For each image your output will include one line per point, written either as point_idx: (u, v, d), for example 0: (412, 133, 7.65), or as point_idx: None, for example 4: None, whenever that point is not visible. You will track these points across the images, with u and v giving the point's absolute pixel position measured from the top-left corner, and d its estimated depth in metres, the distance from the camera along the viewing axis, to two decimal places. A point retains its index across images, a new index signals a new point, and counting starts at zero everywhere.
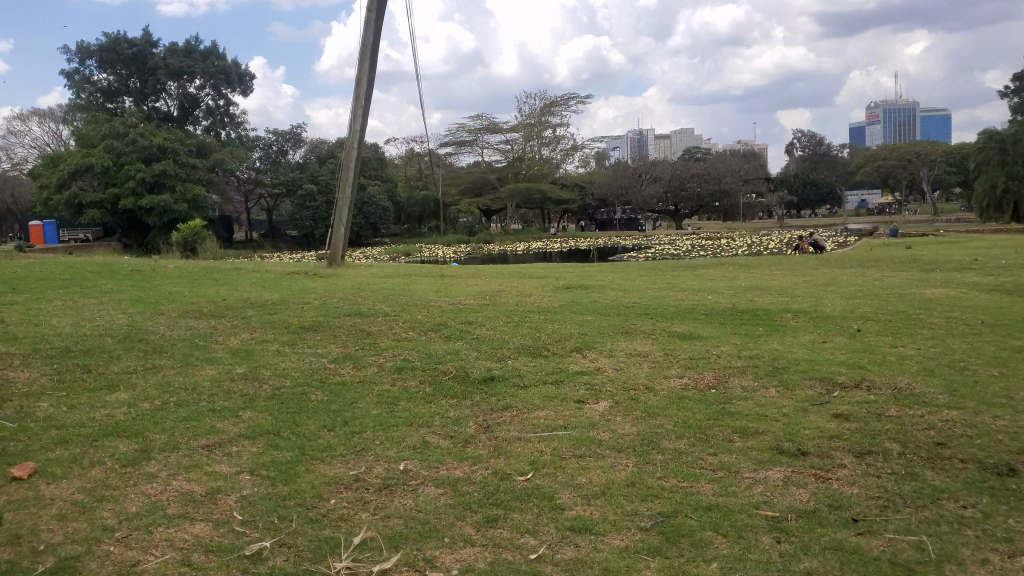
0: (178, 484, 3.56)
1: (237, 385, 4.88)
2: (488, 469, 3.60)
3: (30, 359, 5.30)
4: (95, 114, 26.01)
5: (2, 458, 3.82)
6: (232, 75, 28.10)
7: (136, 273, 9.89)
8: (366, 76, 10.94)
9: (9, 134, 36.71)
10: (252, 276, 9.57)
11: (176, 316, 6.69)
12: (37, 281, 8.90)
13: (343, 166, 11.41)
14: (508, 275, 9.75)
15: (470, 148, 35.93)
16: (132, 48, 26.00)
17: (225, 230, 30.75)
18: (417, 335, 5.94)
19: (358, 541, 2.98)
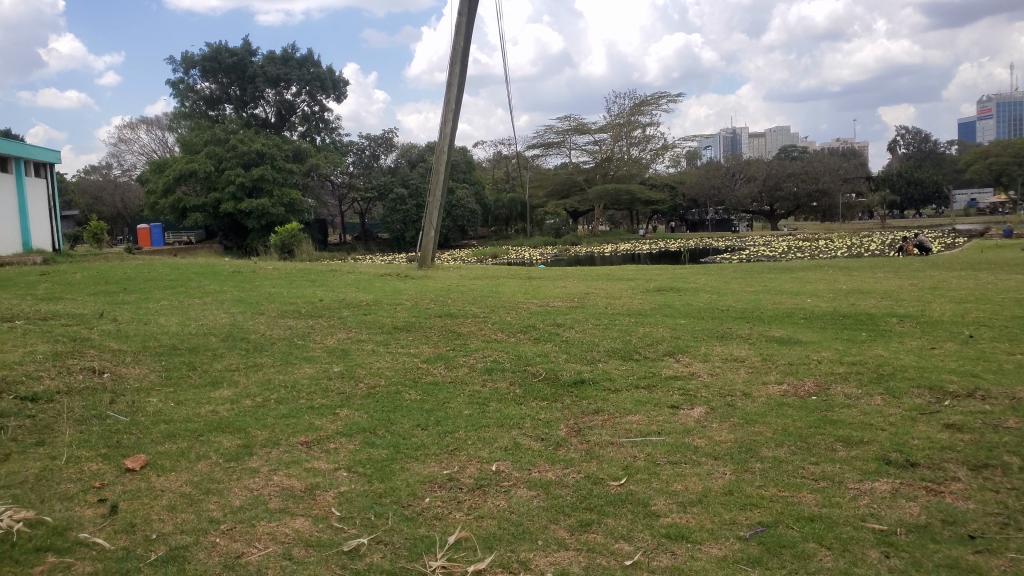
0: (279, 479, 3.67)
1: (334, 384, 5.00)
2: (580, 473, 3.57)
3: (141, 356, 5.57)
4: (199, 122, 27.21)
5: (118, 450, 4.03)
6: (326, 82, 28.86)
7: (237, 274, 10.29)
8: (457, 80, 11.07)
9: (120, 142, 38.77)
10: (347, 278, 9.82)
11: (275, 316, 6.91)
12: (147, 282, 9.35)
13: (434, 169, 11.58)
14: (599, 278, 9.68)
15: (557, 150, 35.92)
16: (233, 57, 27.02)
17: (320, 233, 31.67)
18: (508, 337, 5.97)
19: (452, 541, 3.00)
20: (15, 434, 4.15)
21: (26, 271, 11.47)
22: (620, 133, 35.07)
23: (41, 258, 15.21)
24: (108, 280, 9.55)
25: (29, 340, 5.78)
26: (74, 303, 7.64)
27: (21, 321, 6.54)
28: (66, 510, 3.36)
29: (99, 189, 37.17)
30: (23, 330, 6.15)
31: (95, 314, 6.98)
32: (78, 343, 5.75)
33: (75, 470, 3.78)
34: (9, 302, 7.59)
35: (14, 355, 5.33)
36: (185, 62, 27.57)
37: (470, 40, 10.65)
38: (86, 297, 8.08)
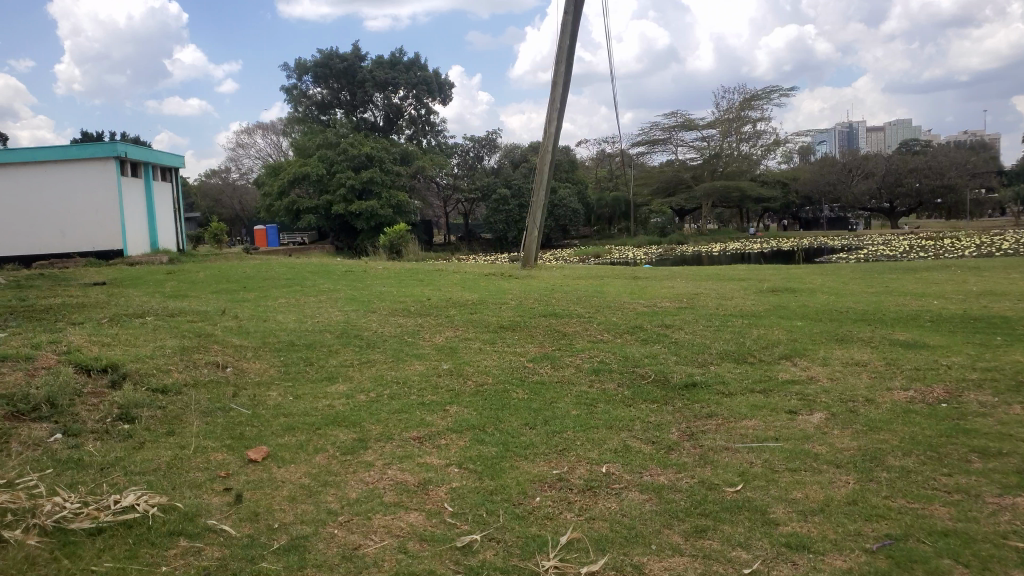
0: (392, 474, 3.75)
1: (443, 381, 5.08)
2: (694, 478, 3.50)
3: (261, 351, 5.81)
4: (312, 127, 28.30)
5: (241, 441, 4.21)
6: (433, 85, 29.32)
7: (349, 274, 10.61)
8: (562, 78, 11.06)
9: (238, 146, 40.69)
10: (454, 277, 9.99)
11: (385, 314, 7.08)
12: (265, 281, 9.77)
13: (538, 168, 11.61)
14: (707, 278, 9.47)
15: (663, 147, 35.38)
16: (344, 62, 28.00)
17: (426, 234, 32.25)
18: (614, 338, 5.91)
19: (565, 541, 2.99)
20: (148, 424, 4.40)
21: (155, 270, 12.19)
22: (728, 129, 34.39)
23: (168, 258, 16.10)
24: (229, 279, 10.01)
25: (160, 335, 6.13)
26: (199, 300, 8.06)
27: (153, 316, 6.94)
28: (195, 497, 3.54)
29: (219, 192, 39.13)
30: (153, 325, 6.53)
31: (218, 310, 7.33)
32: (204, 338, 6.05)
33: (203, 459, 3.97)
34: (141, 299, 8.07)
35: (147, 349, 5.66)
36: (298, 69, 28.77)
37: (576, 38, 10.62)
38: (210, 295, 8.50)
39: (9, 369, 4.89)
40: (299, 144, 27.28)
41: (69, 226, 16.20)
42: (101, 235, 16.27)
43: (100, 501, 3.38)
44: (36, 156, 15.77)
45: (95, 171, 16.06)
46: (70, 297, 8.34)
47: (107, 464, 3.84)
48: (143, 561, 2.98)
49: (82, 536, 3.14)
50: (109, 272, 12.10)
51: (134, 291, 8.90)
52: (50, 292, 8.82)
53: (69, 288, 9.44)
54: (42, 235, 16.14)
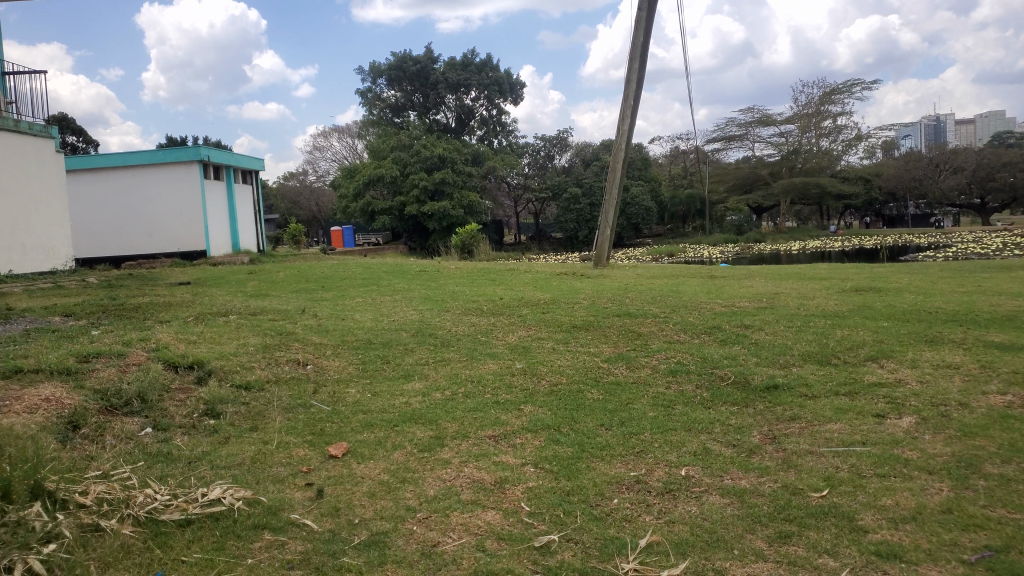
0: (469, 472, 3.77)
1: (517, 380, 5.09)
2: (777, 482, 3.41)
3: (340, 349, 5.92)
4: (385, 130, 28.77)
5: (322, 437, 4.30)
6: (504, 85, 29.41)
7: (422, 273, 10.72)
8: (636, 75, 10.95)
9: (315, 149, 41.66)
10: (526, 277, 9.98)
11: (459, 313, 7.13)
12: (342, 280, 9.96)
13: (611, 166, 11.52)
14: (786, 277, 9.23)
15: (740, 144, 34.67)
16: (417, 64, 28.37)
17: (497, 234, 32.38)
18: (691, 339, 5.81)
19: (644, 544, 2.96)
20: (233, 419, 4.53)
21: (237, 270, 12.55)
22: (807, 124, 33.52)
23: (249, 258, 16.56)
24: (308, 279, 10.24)
25: (242, 333, 6.31)
26: (279, 299, 8.26)
27: (236, 315, 7.14)
28: (278, 492, 3.62)
29: (297, 195, 40.12)
30: (237, 323, 6.73)
31: (298, 310, 7.49)
32: (284, 336, 6.20)
33: (285, 454, 4.06)
34: (225, 298, 8.33)
35: (231, 346, 5.83)
36: (372, 72, 29.33)
37: (650, 35, 10.52)
38: (289, 294, 8.70)
39: (103, 365, 5.10)
40: (373, 146, 27.75)
41: (156, 228, 16.87)
42: (186, 236, 16.85)
43: (188, 493, 3.49)
44: (124, 162, 16.55)
45: (180, 174, 16.63)
46: (159, 296, 8.64)
47: (194, 458, 3.96)
48: (230, 552, 3.06)
49: (172, 528, 3.26)
50: (193, 272, 12.50)
51: (218, 291, 9.16)
52: (140, 292, 9.16)
53: (158, 287, 9.80)
54: (131, 237, 16.93)
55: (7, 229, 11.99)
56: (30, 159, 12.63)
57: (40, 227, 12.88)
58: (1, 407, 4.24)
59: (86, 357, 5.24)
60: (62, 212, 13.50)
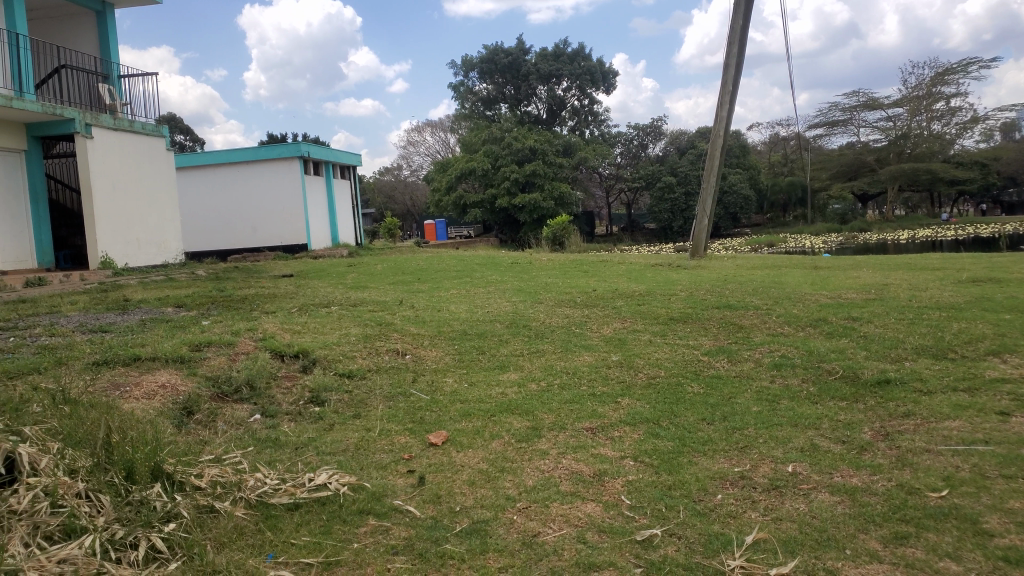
0: (568, 463, 3.75)
1: (614, 372, 5.05)
2: (892, 481, 3.27)
3: (436, 340, 6.01)
4: (478, 123, 29.01)
5: (422, 425, 4.37)
6: (597, 75, 29.16)
7: (516, 265, 10.76)
8: (734, 60, 10.69)
9: (409, 144, 42.49)
10: (620, 268, 9.88)
11: (554, 305, 7.13)
12: (438, 272, 10.11)
13: (709, 156, 11.28)
14: (897, 268, 8.81)
15: (843, 129, 33.37)
16: (508, 56, 28.59)
17: (589, 225, 32.21)
18: (796, 331, 5.63)
19: (750, 541, 2.87)
20: (337, 407, 4.66)
21: (336, 263, 12.90)
22: (918, 107, 31.99)
23: (347, 251, 17.00)
24: (405, 271, 10.44)
25: (343, 323, 6.47)
26: (377, 291, 8.43)
27: (336, 306, 7.34)
28: (381, 478, 3.70)
29: (392, 188, 40.92)
30: (338, 314, 6.91)
31: (396, 301, 7.63)
32: (383, 327, 6.33)
33: (387, 442, 4.15)
34: (327, 290, 8.58)
35: (333, 336, 5.99)
36: (465, 66, 29.70)
37: (749, 19, 10.26)
38: (387, 286, 8.88)
39: (214, 354, 5.33)
40: (466, 140, 28.02)
41: (259, 223, 17.51)
42: (288, 231, 17.43)
43: (296, 478, 3.62)
44: (230, 159, 17.24)
45: (281, 170, 17.19)
46: (263, 288, 8.97)
47: (301, 444, 4.09)
48: (337, 536, 3.14)
49: (282, 511, 3.37)
50: (294, 265, 12.91)
51: (319, 283, 9.44)
52: (247, 284, 9.51)
53: (262, 279, 10.16)
54: (235, 232, 17.65)
55: (123, 225, 12.66)
56: (143, 158, 13.30)
57: (154, 222, 13.56)
58: (123, 393, 4.48)
59: (199, 346, 5.48)
60: (173, 208, 14.17)
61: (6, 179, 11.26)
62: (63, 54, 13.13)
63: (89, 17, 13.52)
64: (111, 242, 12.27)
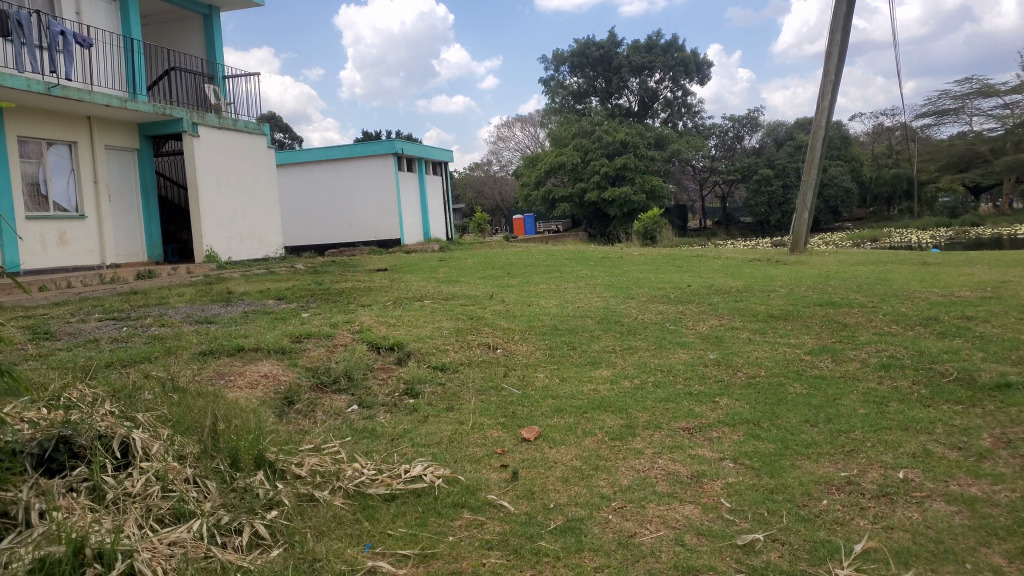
0: (664, 463, 3.67)
1: (711, 370, 4.92)
2: (1015, 492, 3.07)
3: (527, 335, 6.00)
4: (568, 116, 28.92)
5: (514, 420, 4.36)
6: (691, 66, 28.61)
7: (607, 260, 10.65)
8: (837, 48, 10.29)
9: (500, 140, 42.88)
10: (716, 263, 9.66)
11: (647, 300, 7.02)
12: (529, 267, 10.10)
13: (810, 148, 10.89)
14: (1017, 264, 8.28)
15: (954, 118, 31.68)
16: (600, 50, 28.47)
17: (681, 219, 31.69)
18: (904, 330, 5.37)
19: (860, 550, 2.74)
20: (430, 399, 4.70)
21: (428, 258, 13.04)
22: None
23: (439, 246, 17.23)
24: (497, 266, 10.48)
25: (436, 316, 6.55)
26: (468, 285, 8.48)
27: (428, 300, 7.42)
28: (475, 472, 3.71)
29: (482, 183, 41.36)
30: (431, 308, 6.99)
31: (486, 295, 7.67)
32: (474, 321, 6.36)
33: (480, 435, 4.15)
34: (420, 284, 8.69)
35: (426, 329, 6.06)
36: (556, 60, 29.73)
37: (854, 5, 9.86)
38: (478, 281, 8.93)
39: (314, 346, 5.46)
40: (556, 134, 27.99)
41: (355, 218, 17.92)
42: (382, 226, 17.78)
43: (392, 469, 3.67)
44: (328, 156, 17.73)
45: (375, 167, 17.54)
46: (358, 282, 9.14)
47: (397, 435, 4.14)
48: (433, 529, 3.16)
49: (378, 501, 3.42)
50: (386, 260, 13.13)
51: (411, 277, 9.57)
52: (343, 278, 9.73)
53: (357, 273, 10.37)
54: (331, 227, 18.12)
55: (227, 219, 13.16)
56: (246, 155, 13.79)
57: (255, 217, 14.04)
58: (228, 382, 4.65)
59: (299, 337, 5.63)
60: (273, 203, 14.64)
61: (119, 177, 11.85)
62: (171, 56, 13.70)
63: (197, 20, 14.06)
64: (215, 237, 12.78)
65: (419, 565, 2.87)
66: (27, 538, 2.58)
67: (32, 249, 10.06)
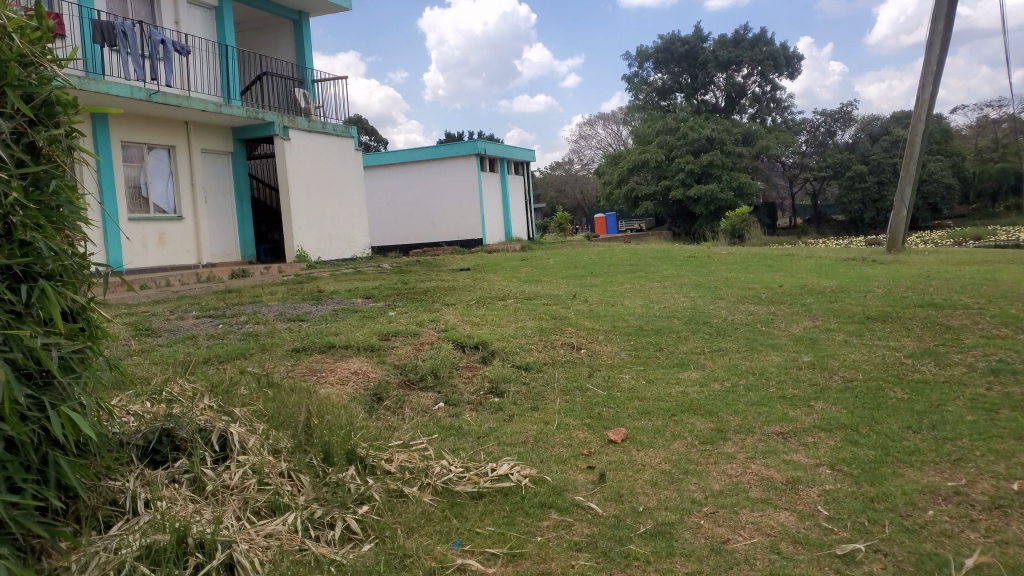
0: (757, 469, 3.57)
1: (805, 374, 4.76)
2: None
3: (612, 335, 5.94)
4: (651, 113, 28.57)
5: (600, 421, 4.31)
6: (780, 59, 27.87)
7: (695, 259, 10.46)
8: (940, 37, 9.85)
9: (582, 138, 42.75)
10: (809, 263, 9.37)
11: (736, 300, 6.87)
12: (613, 266, 10.01)
13: (909, 143, 10.45)
14: None
15: None
16: (685, 45, 28.06)
17: (770, 217, 30.86)
18: (1015, 334, 5.08)
19: (971, 565, 2.60)
20: (515, 398, 4.70)
21: (510, 257, 13.08)
22: None
23: (521, 245, 17.28)
24: (580, 265, 10.39)
25: (519, 316, 6.56)
26: (552, 285, 8.46)
27: (511, 299, 7.42)
28: (561, 472, 3.68)
29: (563, 182, 41.34)
30: (515, 307, 7.00)
31: (570, 295, 7.62)
32: (558, 320, 6.34)
33: (566, 436, 4.13)
34: (503, 283, 8.72)
35: (510, 328, 6.07)
36: (640, 57, 29.46)
37: None
38: (561, 280, 8.89)
39: (401, 344, 5.54)
40: (639, 131, 27.71)
41: (438, 219, 18.15)
42: (465, 226, 17.93)
43: (479, 467, 3.69)
44: (413, 158, 18.02)
45: (459, 167, 17.72)
46: (442, 281, 9.22)
47: (482, 433, 4.15)
48: (521, 529, 3.16)
49: (466, 498, 3.44)
50: (470, 259, 13.24)
51: (494, 277, 9.62)
52: (427, 277, 9.86)
53: (441, 273, 10.48)
54: (416, 227, 18.40)
55: (316, 220, 13.51)
56: (334, 158, 14.14)
57: (342, 218, 14.35)
58: (319, 378, 4.76)
59: (387, 335, 5.72)
60: (360, 204, 14.95)
61: (215, 180, 12.32)
62: (264, 62, 14.15)
63: (289, 26, 14.48)
64: (305, 237, 13.14)
65: (508, 564, 2.87)
66: (134, 526, 2.69)
67: (134, 248, 10.54)
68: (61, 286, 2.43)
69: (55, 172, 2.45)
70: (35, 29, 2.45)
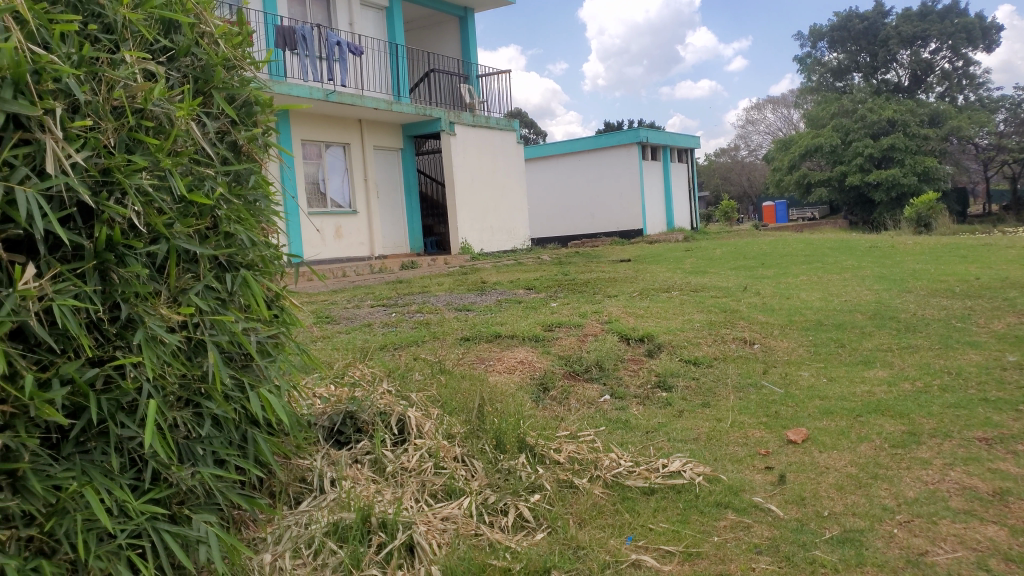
0: (957, 477, 3.28)
1: (1011, 375, 4.34)
2: None
3: (788, 330, 5.66)
4: (825, 95, 27.10)
5: (778, 420, 4.12)
6: (974, 31, 25.71)
7: (879, 249, 9.78)
8: None
9: (749, 124, 41.24)
10: (1013, 253, 8.53)
11: (926, 294, 6.35)
12: (788, 257, 9.54)
13: None
14: None
15: None
16: (864, 22, 26.58)
17: (961, 205, 28.44)
18: None
19: None
20: (684, 393, 4.58)
21: (674, 248, 12.78)
22: None
23: (684, 235, 16.84)
24: (750, 256, 10.01)
25: (687, 308, 6.40)
26: (719, 277, 8.17)
27: (677, 291, 7.27)
28: (737, 472, 3.55)
29: (729, 170, 40.06)
30: (682, 299, 6.82)
31: (740, 287, 7.35)
32: (729, 313, 6.12)
33: (741, 435, 3.96)
34: (668, 275, 8.52)
35: (677, 321, 5.93)
36: (814, 36, 28.23)
37: None
38: (730, 272, 8.57)
39: (565, 334, 5.55)
40: (812, 115, 26.37)
41: (599, 210, 18.07)
42: (625, 217, 17.68)
43: (649, 462, 3.62)
44: (575, 149, 18.04)
45: (620, 157, 17.51)
46: (604, 273, 9.15)
47: (652, 428, 4.07)
48: (696, 527, 3.06)
49: (638, 493, 3.38)
50: (631, 250, 13.07)
51: (659, 268, 9.44)
52: (588, 269, 9.80)
53: (603, 264, 10.40)
54: (578, 219, 18.43)
55: (480, 212, 13.81)
56: (497, 152, 14.41)
57: (505, 211, 14.59)
58: (488, 366, 4.85)
59: (551, 326, 5.75)
60: (521, 197, 15.15)
61: (387, 175, 12.86)
62: (432, 59, 14.59)
63: (454, 22, 14.85)
64: (469, 230, 13.47)
65: (684, 563, 2.79)
66: (321, 503, 2.84)
67: (314, 241, 11.20)
68: (259, 275, 2.59)
69: (255, 169, 2.62)
70: (238, 34, 2.62)
